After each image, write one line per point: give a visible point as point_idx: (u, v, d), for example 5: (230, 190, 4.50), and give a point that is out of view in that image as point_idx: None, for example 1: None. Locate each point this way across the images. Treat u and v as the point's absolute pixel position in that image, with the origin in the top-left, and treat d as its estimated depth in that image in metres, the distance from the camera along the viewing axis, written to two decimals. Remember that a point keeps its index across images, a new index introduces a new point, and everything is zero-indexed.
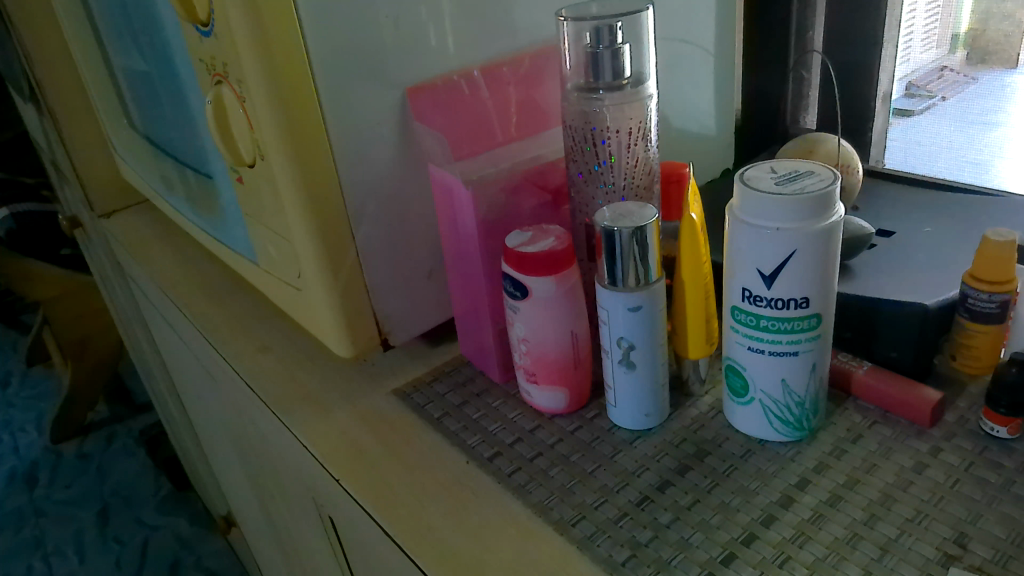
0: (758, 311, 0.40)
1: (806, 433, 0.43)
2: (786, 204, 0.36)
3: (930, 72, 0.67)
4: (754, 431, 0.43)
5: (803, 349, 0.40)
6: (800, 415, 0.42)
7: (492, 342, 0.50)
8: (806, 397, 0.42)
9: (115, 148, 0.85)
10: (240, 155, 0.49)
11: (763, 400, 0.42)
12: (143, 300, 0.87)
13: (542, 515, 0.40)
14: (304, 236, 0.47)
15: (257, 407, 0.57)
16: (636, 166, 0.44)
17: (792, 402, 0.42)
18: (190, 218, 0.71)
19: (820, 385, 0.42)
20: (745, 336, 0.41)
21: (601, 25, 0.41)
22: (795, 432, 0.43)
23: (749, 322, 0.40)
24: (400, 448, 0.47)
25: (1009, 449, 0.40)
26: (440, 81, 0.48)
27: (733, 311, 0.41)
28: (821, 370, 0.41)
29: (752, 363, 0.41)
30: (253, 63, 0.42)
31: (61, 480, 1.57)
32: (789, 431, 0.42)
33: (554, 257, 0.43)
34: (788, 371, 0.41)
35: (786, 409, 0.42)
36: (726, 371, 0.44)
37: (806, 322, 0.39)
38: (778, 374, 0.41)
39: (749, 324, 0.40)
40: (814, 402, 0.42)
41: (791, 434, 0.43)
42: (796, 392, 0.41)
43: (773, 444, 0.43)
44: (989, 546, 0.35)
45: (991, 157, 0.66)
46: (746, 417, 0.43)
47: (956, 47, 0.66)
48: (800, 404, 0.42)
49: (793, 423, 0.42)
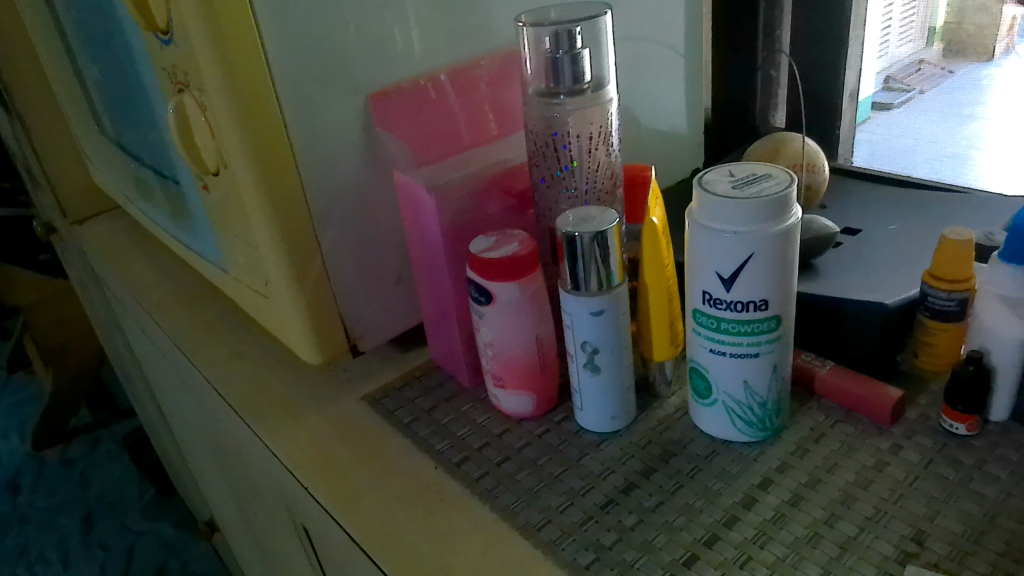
0: (719, 313, 0.40)
1: (772, 433, 0.43)
2: (743, 208, 0.36)
3: (908, 65, 0.68)
4: (719, 434, 0.44)
5: (764, 351, 0.40)
6: (764, 415, 0.42)
7: (461, 347, 0.51)
8: (769, 397, 0.42)
9: (87, 154, 0.84)
10: (204, 163, 0.48)
11: (727, 401, 0.42)
12: (117, 306, 0.87)
13: (509, 519, 0.41)
14: (269, 244, 0.47)
15: (229, 414, 0.57)
16: (598, 171, 0.44)
17: (754, 403, 0.42)
18: (161, 224, 0.71)
19: (782, 385, 0.42)
20: (707, 338, 0.41)
21: (560, 30, 0.41)
22: (759, 434, 0.43)
23: (710, 325, 0.41)
24: (368, 454, 0.47)
25: (968, 445, 0.41)
26: (407, 86, 0.48)
27: (695, 314, 0.41)
28: (782, 370, 0.42)
29: (714, 366, 0.42)
30: (211, 71, 0.41)
31: (45, 487, 1.55)
32: (754, 431, 0.43)
33: (517, 262, 0.43)
34: (750, 372, 0.41)
35: (750, 410, 0.42)
36: (689, 375, 0.44)
37: (765, 324, 0.39)
38: (741, 375, 0.41)
39: (710, 327, 0.41)
40: (778, 402, 0.43)
41: (756, 435, 0.43)
42: (759, 393, 0.42)
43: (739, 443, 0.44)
44: (946, 542, 0.36)
45: (970, 149, 0.66)
46: (711, 420, 0.43)
47: (933, 40, 0.66)
48: (764, 404, 0.42)
49: (758, 424, 0.43)
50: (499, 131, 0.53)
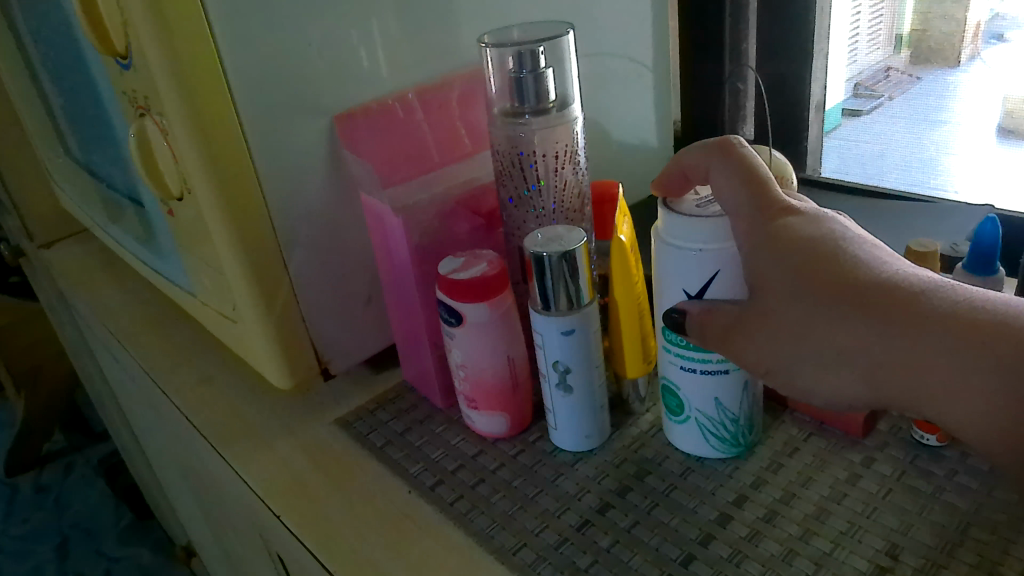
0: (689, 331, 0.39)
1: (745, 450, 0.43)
2: (711, 225, 0.36)
3: (878, 72, 0.66)
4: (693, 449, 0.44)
5: (733, 368, 0.40)
6: (738, 432, 0.42)
7: (433, 368, 0.50)
8: (743, 413, 0.42)
9: (52, 177, 0.83)
10: (167, 188, 0.47)
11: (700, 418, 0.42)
12: (86, 331, 0.85)
13: (483, 543, 0.40)
14: (235, 269, 0.46)
15: (199, 442, 0.55)
16: (565, 189, 0.44)
17: (726, 420, 0.42)
18: (129, 248, 0.70)
19: (755, 401, 0.42)
20: (677, 356, 0.41)
21: (524, 50, 0.41)
22: (733, 450, 0.43)
23: (680, 342, 0.40)
24: (341, 480, 0.46)
25: (939, 455, 0.41)
26: (375, 105, 0.48)
27: (665, 331, 0.41)
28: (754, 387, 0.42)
29: (684, 383, 0.41)
30: (170, 95, 0.41)
31: (17, 515, 1.51)
32: (727, 448, 0.43)
33: (486, 282, 0.43)
34: (721, 389, 0.41)
35: (722, 427, 0.42)
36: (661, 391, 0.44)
37: None
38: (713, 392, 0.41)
39: (679, 344, 0.40)
40: (752, 417, 0.43)
41: (730, 452, 0.43)
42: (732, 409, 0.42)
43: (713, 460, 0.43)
44: (920, 556, 0.36)
45: (938, 153, 0.65)
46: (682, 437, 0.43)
47: (901, 47, 0.64)
48: (739, 420, 0.42)
49: (732, 440, 0.42)
50: (473, 146, 0.52)
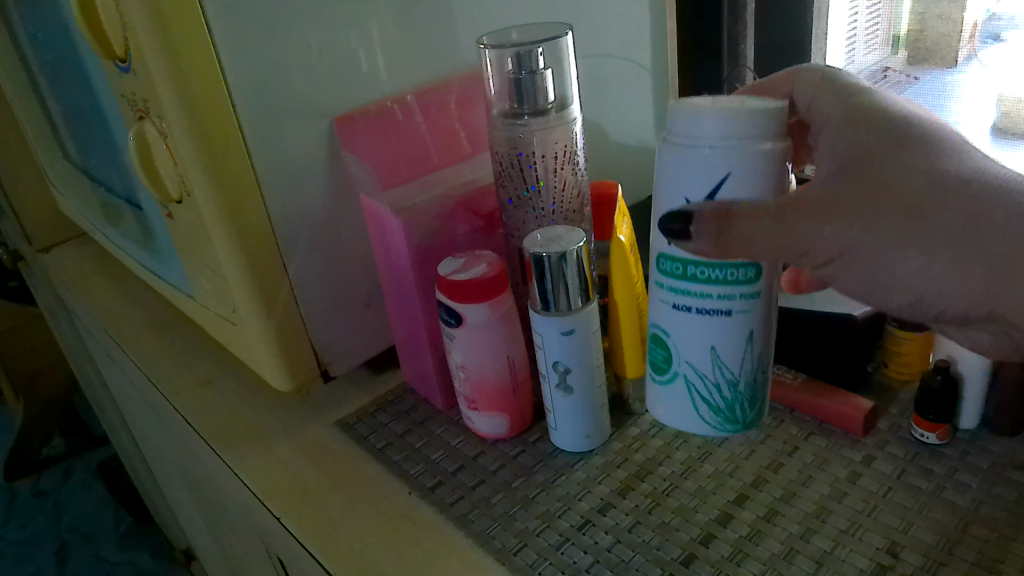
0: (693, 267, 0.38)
1: (735, 424, 0.42)
2: (726, 117, 0.34)
3: (874, 74, 0.65)
4: (673, 399, 0.43)
5: (736, 309, 0.38)
6: (731, 393, 0.41)
7: (433, 369, 0.50)
8: (742, 376, 0.41)
9: (51, 181, 0.83)
10: (167, 191, 0.48)
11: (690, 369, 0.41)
12: (85, 334, 0.85)
13: (484, 544, 0.40)
14: (235, 271, 0.46)
15: (200, 445, 0.55)
16: (564, 190, 0.44)
17: (720, 371, 0.40)
18: (128, 251, 0.70)
19: (762, 368, 0.41)
20: (669, 290, 0.40)
21: (523, 51, 0.41)
22: (718, 411, 0.42)
23: (673, 271, 0.39)
24: (341, 481, 0.46)
25: (939, 454, 0.41)
26: (373, 107, 0.48)
27: (659, 260, 0.40)
28: (761, 356, 0.41)
29: (675, 321, 0.40)
30: (169, 98, 0.41)
31: (15, 519, 1.49)
32: (715, 417, 0.42)
33: (485, 283, 0.43)
34: (718, 334, 0.39)
35: (715, 384, 0.41)
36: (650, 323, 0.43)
37: (740, 276, 0.37)
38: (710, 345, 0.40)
39: (673, 274, 0.39)
40: (754, 387, 0.41)
41: (715, 412, 0.42)
42: (729, 366, 0.41)
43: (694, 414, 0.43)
44: (920, 554, 0.36)
45: None
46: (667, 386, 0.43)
47: (898, 48, 0.64)
48: (735, 382, 0.41)
49: (721, 400, 0.42)
50: (472, 149, 0.52)
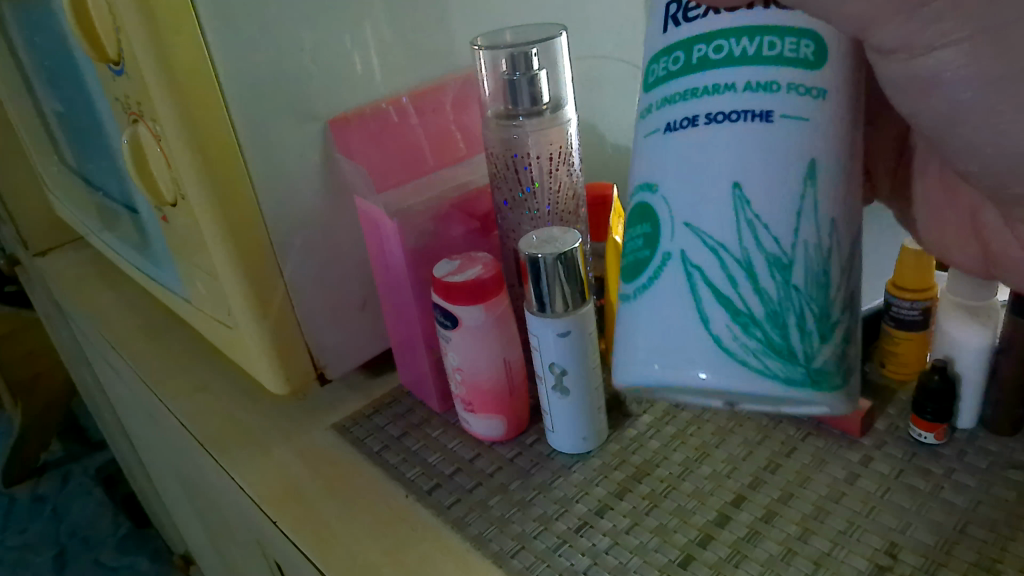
0: (722, 42, 0.25)
1: (802, 374, 0.26)
2: None
3: None
4: (678, 325, 0.27)
5: (783, 99, 0.25)
6: (784, 297, 0.26)
7: (429, 372, 0.50)
8: (799, 256, 0.26)
9: (47, 185, 0.82)
10: (161, 194, 0.47)
11: (712, 244, 0.26)
12: (82, 338, 0.84)
13: (481, 547, 0.40)
14: (230, 273, 0.46)
15: (196, 449, 0.55)
16: (559, 191, 0.44)
17: (757, 226, 0.25)
18: (124, 255, 0.69)
19: (840, 266, 0.27)
20: (668, 99, 0.27)
21: (517, 53, 0.41)
22: (763, 325, 0.26)
23: (671, 66, 0.27)
24: (338, 485, 0.46)
25: (937, 454, 0.41)
26: (368, 109, 0.48)
27: (652, 65, 0.28)
28: (837, 230, 0.26)
29: (681, 153, 0.26)
30: (163, 101, 0.41)
31: (15, 525, 1.48)
32: (739, 335, 0.26)
33: (481, 285, 0.43)
34: (749, 162, 0.25)
35: (756, 265, 0.26)
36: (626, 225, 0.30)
37: (790, 43, 0.25)
38: (762, 186, 0.25)
39: (671, 70, 0.27)
40: (826, 285, 0.26)
41: (747, 328, 0.26)
42: (784, 238, 0.26)
43: (721, 339, 0.26)
44: (919, 554, 0.36)
45: None
46: (634, 311, 0.29)
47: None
48: (789, 265, 0.26)
49: (769, 297, 0.26)
50: (467, 150, 0.53)
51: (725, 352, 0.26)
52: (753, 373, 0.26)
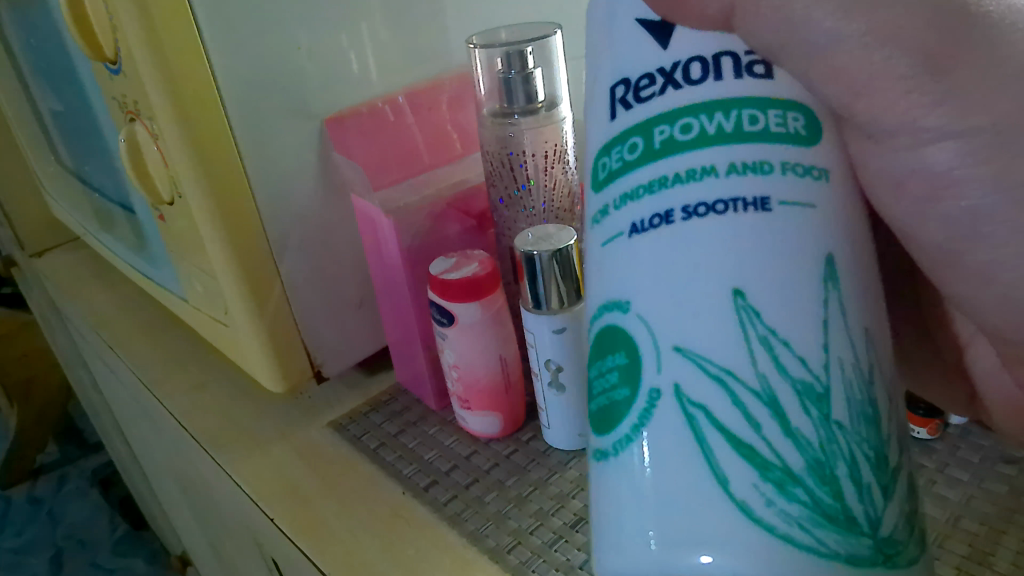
0: (690, 120, 0.23)
1: (870, 550, 0.20)
2: None
3: None
4: (687, 483, 0.21)
5: (779, 186, 0.22)
6: (826, 439, 0.21)
7: (426, 370, 0.50)
8: (834, 384, 0.21)
9: (43, 185, 0.82)
10: (158, 193, 0.48)
11: (717, 372, 0.21)
12: (79, 338, 0.84)
13: (477, 543, 0.40)
14: (227, 271, 0.47)
15: (193, 448, 0.55)
16: (555, 188, 0.44)
17: (773, 345, 0.21)
18: (120, 255, 0.69)
19: (881, 397, 0.22)
20: (639, 193, 0.23)
21: (512, 51, 0.41)
22: (804, 481, 0.21)
23: (633, 156, 0.24)
24: (335, 482, 0.46)
25: (930, 448, 0.42)
26: (365, 107, 0.48)
27: (608, 160, 0.25)
28: (873, 343, 0.23)
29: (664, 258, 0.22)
30: (160, 100, 0.41)
31: (11, 528, 1.47)
32: (772, 494, 0.20)
33: (477, 282, 0.43)
34: (751, 263, 0.22)
35: (782, 399, 0.21)
36: (590, 366, 0.25)
37: (780, 120, 0.23)
38: (772, 293, 0.22)
39: (633, 160, 0.24)
40: (872, 418, 0.22)
41: (784, 489, 0.20)
42: (811, 358, 0.21)
43: (750, 506, 0.20)
44: None
45: None
46: (615, 476, 0.23)
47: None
48: (823, 395, 0.21)
49: (808, 443, 0.21)
50: (462, 150, 0.53)
51: (760, 526, 0.20)
52: (801, 551, 0.20)
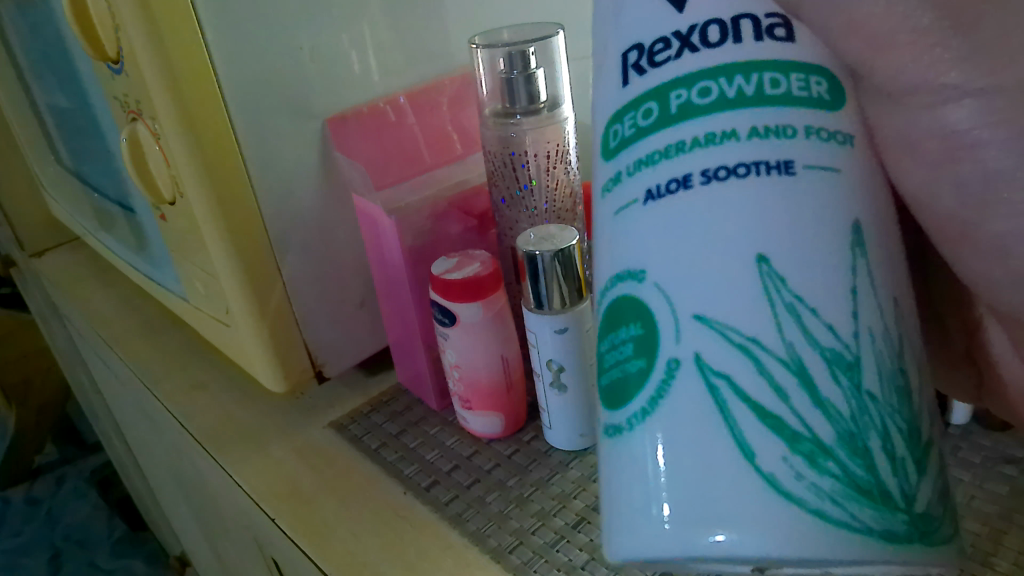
0: (708, 82, 0.22)
1: (905, 526, 0.20)
2: None
3: None
4: (713, 458, 0.21)
5: (801, 152, 0.21)
6: (856, 409, 0.21)
7: (427, 370, 0.50)
8: (863, 354, 0.21)
9: (43, 185, 0.82)
10: (160, 193, 0.48)
11: (742, 341, 0.21)
12: (78, 339, 0.84)
13: (479, 543, 0.40)
14: (228, 271, 0.47)
15: (193, 448, 0.55)
16: (556, 188, 0.44)
17: (800, 314, 0.21)
18: (120, 255, 0.69)
19: (911, 367, 0.22)
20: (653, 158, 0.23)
21: (514, 51, 0.41)
22: (836, 454, 0.20)
23: (643, 121, 0.23)
24: (335, 483, 0.46)
25: None
26: (366, 107, 0.48)
27: (620, 122, 0.24)
28: (900, 312, 0.22)
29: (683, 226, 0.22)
30: (162, 99, 0.41)
31: (9, 529, 1.47)
32: (804, 469, 0.20)
33: (479, 282, 0.43)
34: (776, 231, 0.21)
35: (812, 370, 0.21)
36: (600, 340, 0.25)
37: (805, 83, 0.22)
38: (798, 262, 0.21)
39: (644, 125, 0.23)
40: (903, 391, 0.22)
41: (814, 463, 0.20)
42: (840, 326, 0.21)
43: (779, 480, 0.20)
44: None
45: None
46: (629, 454, 0.23)
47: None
48: (853, 364, 0.21)
49: (840, 414, 0.21)
50: (462, 151, 0.53)
51: (790, 501, 0.20)
52: (833, 527, 0.20)
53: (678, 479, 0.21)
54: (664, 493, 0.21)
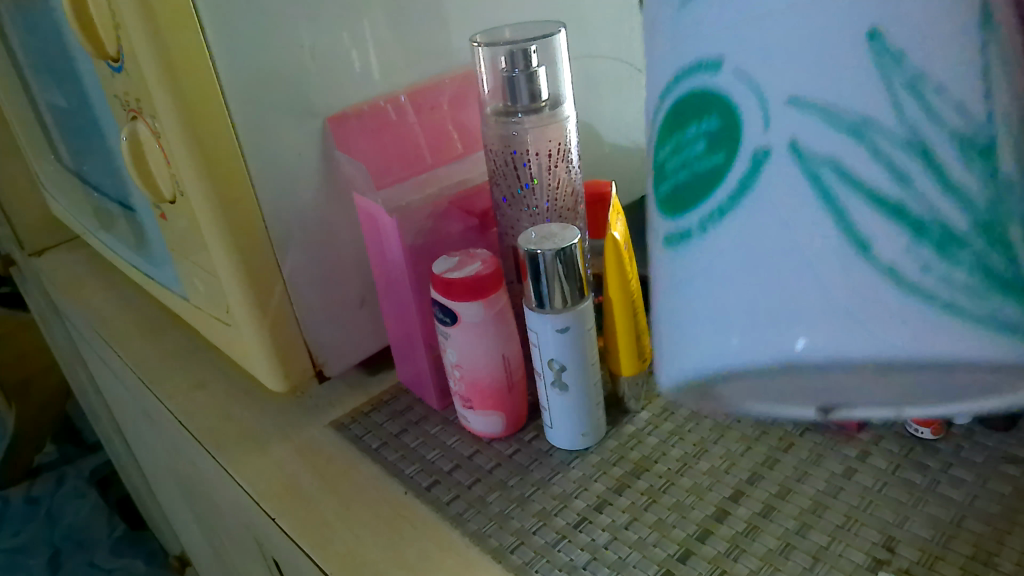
0: None
1: None
2: None
3: None
4: (795, 247, 0.16)
5: None
6: (998, 184, 0.16)
7: (428, 369, 0.50)
8: (1004, 129, 0.16)
9: (43, 184, 0.82)
10: (160, 191, 0.47)
11: (850, 120, 0.16)
12: (78, 338, 0.84)
13: (480, 543, 0.40)
14: (229, 271, 0.46)
15: (194, 447, 0.55)
16: (558, 187, 0.44)
17: (927, 63, 0.15)
18: (120, 254, 0.69)
19: None
20: None
21: (515, 50, 0.41)
22: (975, 242, 0.15)
23: None
24: (336, 482, 0.46)
25: (933, 449, 0.42)
26: (367, 107, 0.48)
27: None
28: None
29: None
30: (162, 97, 0.41)
31: (8, 528, 1.46)
32: (932, 249, 0.15)
33: (480, 281, 0.43)
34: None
35: (936, 135, 0.15)
36: (661, 146, 0.19)
37: None
38: (917, 18, 0.15)
39: None
40: None
41: (943, 249, 0.15)
42: (969, 77, 0.15)
43: (902, 272, 0.16)
44: (917, 548, 0.36)
45: None
46: (704, 267, 0.18)
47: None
48: (988, 142, 0.16)
49: (973, 193, 0.15)
50: (462, 150, 0.52)
51: (916, 293, 0.15)
52: (977, 327, 0.15)
53: (742, 252, 0.17)
54: (739, 323, 0.17)
